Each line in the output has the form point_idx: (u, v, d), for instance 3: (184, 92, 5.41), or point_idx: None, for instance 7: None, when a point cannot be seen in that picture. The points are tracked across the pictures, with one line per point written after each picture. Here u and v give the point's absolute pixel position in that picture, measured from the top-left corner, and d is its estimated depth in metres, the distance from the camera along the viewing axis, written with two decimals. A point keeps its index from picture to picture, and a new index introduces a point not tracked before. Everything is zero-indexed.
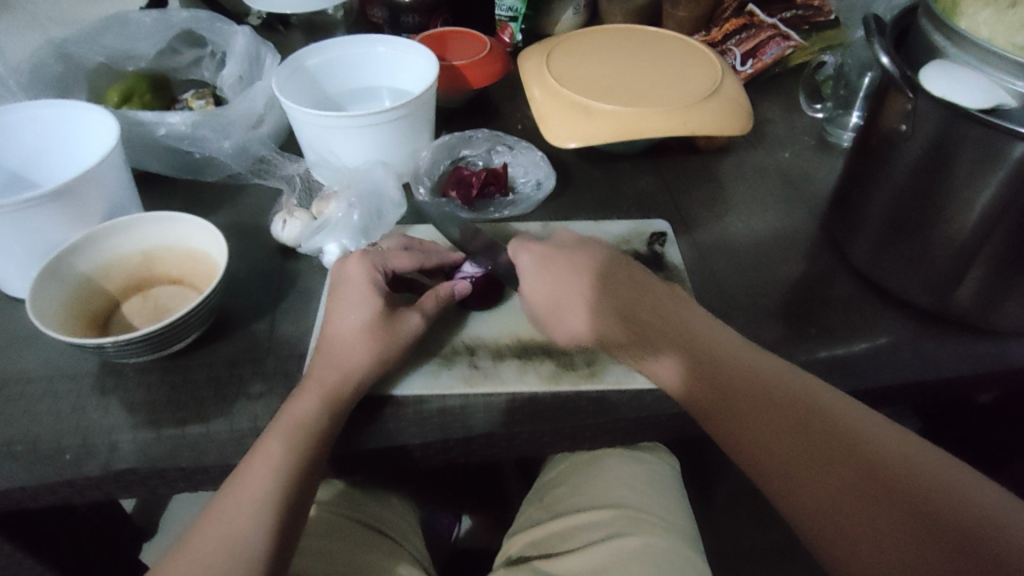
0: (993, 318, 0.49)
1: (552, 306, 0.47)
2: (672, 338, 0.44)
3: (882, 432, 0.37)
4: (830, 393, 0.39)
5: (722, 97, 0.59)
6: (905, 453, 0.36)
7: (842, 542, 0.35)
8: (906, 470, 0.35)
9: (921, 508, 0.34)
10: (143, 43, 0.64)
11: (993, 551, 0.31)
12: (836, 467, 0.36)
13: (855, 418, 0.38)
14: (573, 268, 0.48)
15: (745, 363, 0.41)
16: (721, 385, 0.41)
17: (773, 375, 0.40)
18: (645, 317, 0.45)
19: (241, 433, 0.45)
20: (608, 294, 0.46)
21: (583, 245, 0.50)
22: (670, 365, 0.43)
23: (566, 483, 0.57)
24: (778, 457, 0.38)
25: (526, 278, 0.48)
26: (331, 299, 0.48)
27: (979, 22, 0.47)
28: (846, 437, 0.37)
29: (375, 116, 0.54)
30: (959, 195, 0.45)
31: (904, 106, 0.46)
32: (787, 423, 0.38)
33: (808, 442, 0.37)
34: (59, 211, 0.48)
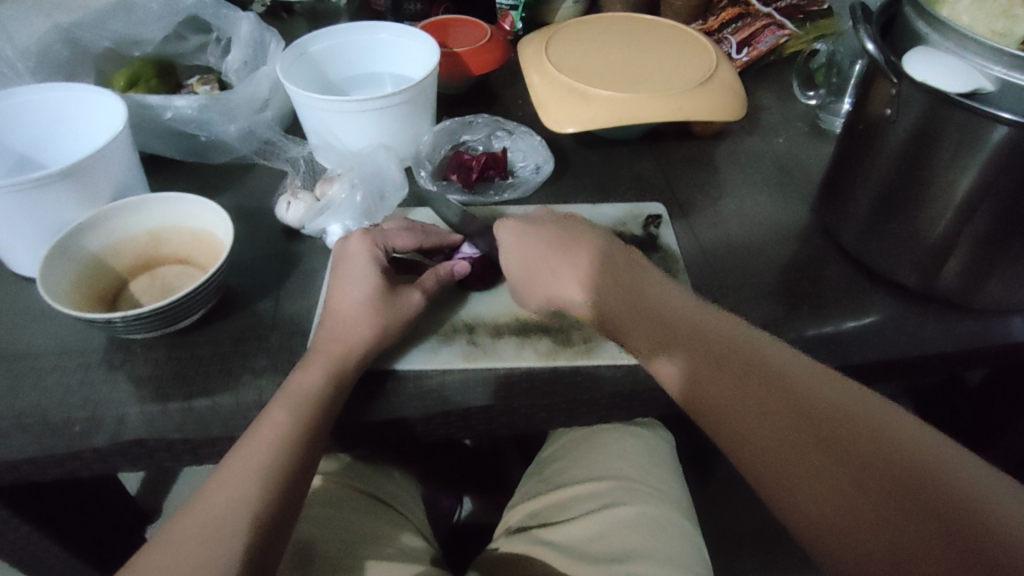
0: (976, 297, 0.51)
1: (524, 276, 0.49)
2: (668, 327, 0.41)
3: (862, 400, 0.35)
4: (816, 369, 0.37)
5: (716, 83, 0.60)
6: (889, 426, 0.33)
7: (821, 526, 0.32)
8: (887, 438, 0.33)
9: (905, 487, 0.31)
10: (149, 30, 0.64)
11: (979, 532, 0.29)
12: (812, 440, 0.34)
13: (840, 394, 0.35)
14: (547, 238, 0.49)
15: (732, 340, 0.39)
16: (720, 361, 0.38)
17: (758, 348, 0.38)
18: (634, 297, 0.44)
19: (247, 406, 0.46)
20: (574, 262, 0.47)
21: (572, 228, 0.50)
22: (671, 364, 0.40)
23: (563, 458, 0.58)
24: (756, 436, 0.36)
25: (505, 251, 0.50)
26: (334, 275, 0.49)
27: (960, 11, 0.48)
28: (821, 407, 0.35)
29: (378, 101, 0.55)
30: (944, 176, 0.46)
31: (889, 91, 0.48)
32: (765, 401, 0.36)
33: (789, 417, 0.35)
34: (67, 189, 0.49)
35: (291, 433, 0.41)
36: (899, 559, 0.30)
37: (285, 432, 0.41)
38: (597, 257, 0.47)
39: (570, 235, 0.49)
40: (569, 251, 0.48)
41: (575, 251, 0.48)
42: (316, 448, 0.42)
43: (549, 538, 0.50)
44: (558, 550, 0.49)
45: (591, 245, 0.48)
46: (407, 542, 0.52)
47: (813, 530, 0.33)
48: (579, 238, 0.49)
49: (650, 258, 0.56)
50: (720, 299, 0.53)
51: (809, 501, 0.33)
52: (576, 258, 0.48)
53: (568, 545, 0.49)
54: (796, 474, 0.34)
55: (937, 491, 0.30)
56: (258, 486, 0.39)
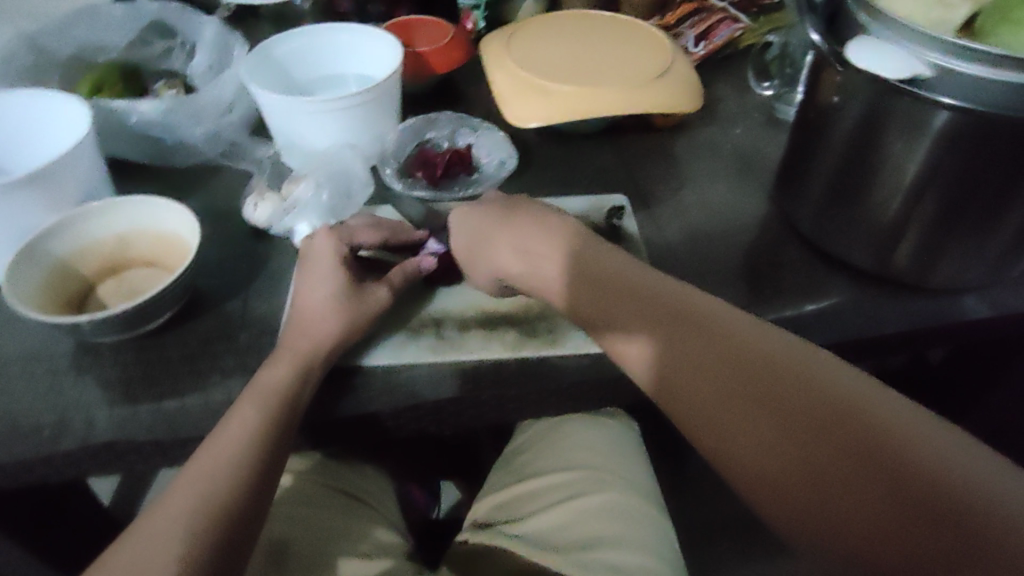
0: (929, 278, 0.52)
1: (470, 251, 0.51)
2: (637, 310, 0.42)
3: (827, 372, 0.35)
4: (782, 340, 0.37)
5: (673, 76, 0.62)
6: (848, 391, 0.34)
7: (784, 497, 0.33)
8: (849, 407, 0.33)
9: (862, 452, 0.31)
10: (111, 35, 0.66)
11: (935, 493, 0.29)
12: (777, 415, 0.34)
13: (802, 361, 0.36)
14: (494, 216, 0.51)
15: (701, 322, 0.39)
16: (692, 345, 0.39)
17: (725, 323, 0.39)
18: (600, 282, 0.44)
19: (216, 406, 0.46)
20: (507, 233, 0.49)
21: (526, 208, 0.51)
22: (640, 347, 0.41)
23: (529, 449, 0.59)
24: (725, 414, 0.36)
25: (455, 235, 0.52)
26: (300, 272, 0.50)
27: (898, 1, 0.48)
28: (786, 380, 0.35)
29: (341, 101, 0.56)
30: (894, 161, 0.48)
31: (835, 80, 0.49)
32: (733, 380, 0.36)
33: (752, 391, 0.36)
34: (32, 195, 0.50)
35: (260, 429, 0.42)
36: (865, 526, 0.30)
37: (253, 429, 0.42)
38: (560, 235, 0.48)
39: (524, 215, 0.50)
40: (518, 225, 0.49)
41: (523, 227, 0.49)
42: (285, 444, 0.43)
43: (516, 529, 0.51)
44: (527, 540, 0.49)
45: (544, 220, 0.49)
46: (381, 537, 0.53)
47: (781, 502, 0.33)
48: (528, 214, 0.50)
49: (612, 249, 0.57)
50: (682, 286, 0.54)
51: (777, 475, 0.33)
52: (511, 228, 0.49)
53: (537, 536, 0.49)
54: (764, 450, 0.34)
55: (898, 458, 0.31)
56: (229, 481, 0.39)
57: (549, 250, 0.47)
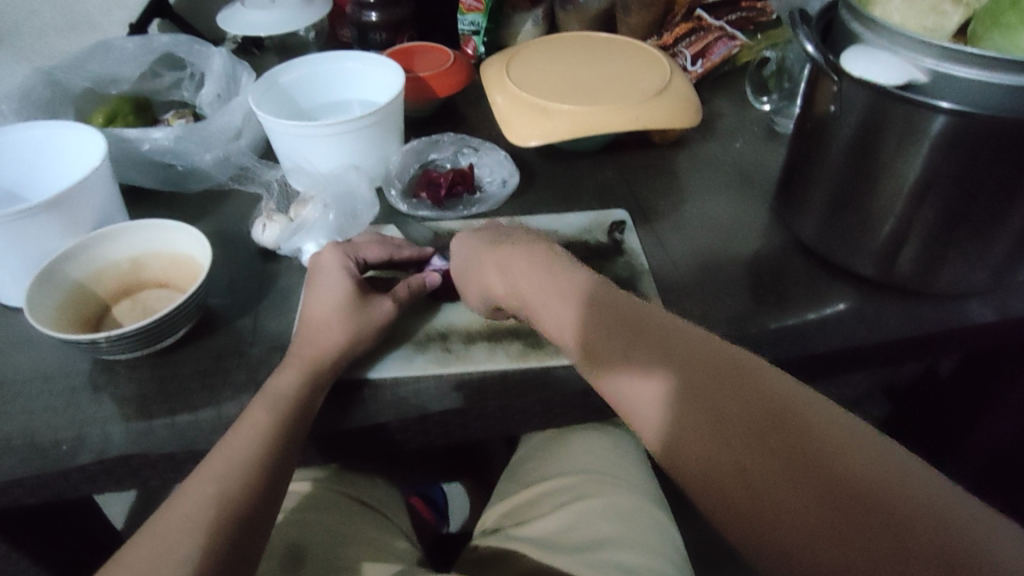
0: (932, 283, 0.53)
1: (464, 271, 0.52)
2: (648, 348, 0.38)
3: (796, 392, 0.33)
4: (756, 361, 0.35)
5: (670, 93, 0.63)
6: (816, 416, 0.32)
7: (742, 519, 0.31)
8: (801, 420, 0.32)
9: (824, 478, 0.30)
10: (125, 67, 0.68)
11: (896, 522, 0.28)
12: (738, 433, 0.33)
13: (774, 384, 0.34)
14: (481, 241, 0.51)
15: (707, 354, 0.36)
16: (705, 374, 0.35)
17: (699, 344, 0.37)
18: (620, 321, 0.40)
19: (229, 419, 0.47)
20: (491, 255, 0.49)
21: (516, 236, 0.49)
22: (644, 382, 0.37)
23: (532, 457, 0.60)
24: (691, 431, 0.34)
25: (453, 261, 0.54)
26: (309, 286, 0.52)
27: (892, 10, 0.50)
28: (759, 401, 0.33)
29: (346, 125, 0.58)
30: (893, 170, 0.49)
31: (832, 89, 0.50)
32: (697, 390, 0.35)
33: (719, 412, 0.34)
34: (52, 218, 0.51)
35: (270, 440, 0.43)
36: (817, 552, 0.29)
37: (263, 439, 0.43)
38: (560, 264, 0.45)
39: (516, 244, 0.48)
40: (506, 252, 0.48)
41: (515, 252, 0.47)
42: (293, 455, 0.44)
43: (523, 534, 0.51)
44: (533, 544, 0.50)
45: (531, 246, 0.48)
46: (399, 547, 0.53)
47: (721, 511, 0.32)
48: (521, 242, 0.48)
49: (615, 263, 0.58)
50: (683, 297, 0.55)
51: (719, 482, 0.32)
52: (495, 252, 0.49)
53: (543, 537, 0.50)
54: (716, 460, 0.33)
55: (857, 484, 0.29)
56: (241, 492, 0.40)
57: (526, 270, 0.46)
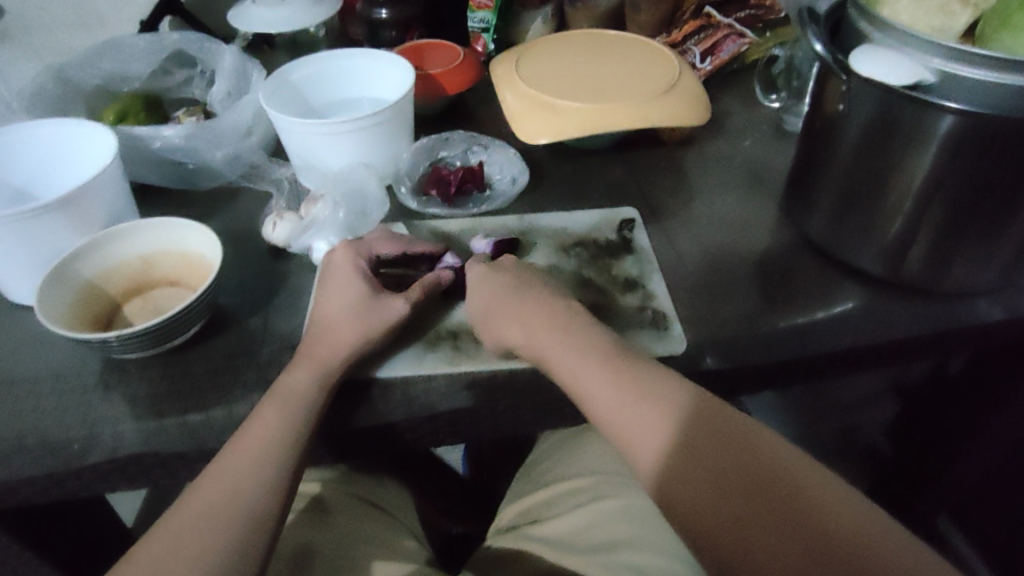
0: (941, 282, 0.52)
1: (482, 319, 0.51)
2: (647, 370, 0.43)
3: (773, 444, 0.39)
4: (738, 415, 0.41)
5: (679, 91, 0.63)
6: (795, 471, 0.37)
7: (733, 557, 0.36)
8: (779, 469, 0.38)
9: (807, 524, 0.35)
10: (136, 65, 0.68)
11: (866, 564, 0.33)
12: (729, 482, 0.38)
13: (757, 439, 0.39)
14: (508, 288, 0.51)
15: (698, 406, 0.41)
16: (699, 427, 0.40)
17: (693, 398, 0.41)
18: (624, 350, 0.46)
19: (240, 419, 0.47)
20: (519, 308, 0.49)
21: (547, 292, 0.51)
22: (649, 401, 0.41)
23: (549, 458, 0.61)
24: (688, 477, 0.38)
25: (470, 293, 0.52)
26: (322, 284, 0.52)
27: (901, 10, 0.49)
28: (748, 455, 0.38)
29: (356, 122, 0.58)
30: (902, 169, 0.48)
31: (841, 88, 0.50)
32: (696, 445, 0.39)
33: (713, 462, 0.38)
34: (62, 217, 0.51)
35: (280, 441, 0.43)
36: None
37: (274, 441, 0.43)
38: (575, 316, 0.48)
39: (547, 303, 0.49)
40: (540, 308, 0.49)
41: (544, 310, 0.49)
42: (304, 456, 0.44)
43: (537, 535, 0.52)
44: (545, 543, 0.50)
45: (561, 307, 0.49)
46: (404, 546, 0.54)
47: (714, 552, 0.37)
48: (549, 301, 0.50)
49: (624, 261, 0.58)
50: (692, 297, 0.55)
51: (711, 524, 0.37)
52: (527, 306, 0.49)
53: (556, 538, 0.51)
54: (713, 510, 0.37)
55: (831, 528, 0.35)
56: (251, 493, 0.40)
57: (555, 333, 0.47)
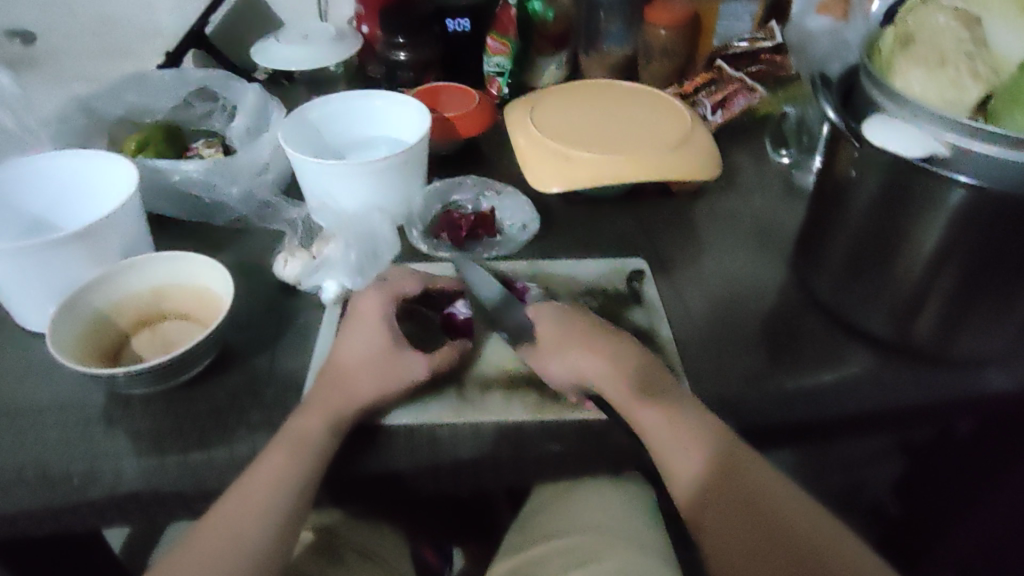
0: (950, 348, 0.52)
1: (551, 347, 0.52)
2: (680, 403, 0.48)
3: (784, 489, 0.45)
4: (760, 466, 0.46)
5: (692, 146, 0.64)
6: (811, 523, 0.44)
7: None
8: (796, 523, 0.44)
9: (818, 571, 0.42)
10: (160, 99, 0.70)
11: None
12: (755, 529, 0.44)
13: (777, 492, 0.45)
14: (578, 324, 0.53)
15: (727, 451, 0.46)
16: (726, 474, 0.46)
17: (722, 443, 0.47)
18: (652, 371, 0.50)
19: (241, 460, 0.48)
20: (591, 343, 0.51)
21: (602, 324, 0.54)
22: (683, 438, 0.46)
23: (543, 510, 0.60)
24: (718, 519, 0.44)
25: (539, 325, 0.53)
26: (343, 326, 0.53)
27: (913, 82, 0.50)
28: (769, 507, 0.44)
29: (373, 164, 0.59)
30: (911, 234, 0.49)
31: (852, 154, 0.50)
32: (724, 489, 0.45)
33: (740, 511, 0.44)
34: (79, 249, 0.52)
35: (283, 485, 0.44)
36: None
37: (276, 487, 0.44)
38: (629, 351, 0.51)
39: (604, 335, 0.52)
40: (602, 341, 0.52)
41: (608, 346, 0.51)
42: (303, 502, 0.44)
43: None
44: None
45: (618, 342, 0.52)
46: None
47: None
48: (609, 337, 0.52)
49: (634, 313, 0.58)
50: (700, 352, 0.55)
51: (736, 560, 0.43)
52: (595, 343, 0.51)
53: None
54: (741, 544, 0.43)
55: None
56: None
57: (605, 360, 0.50)
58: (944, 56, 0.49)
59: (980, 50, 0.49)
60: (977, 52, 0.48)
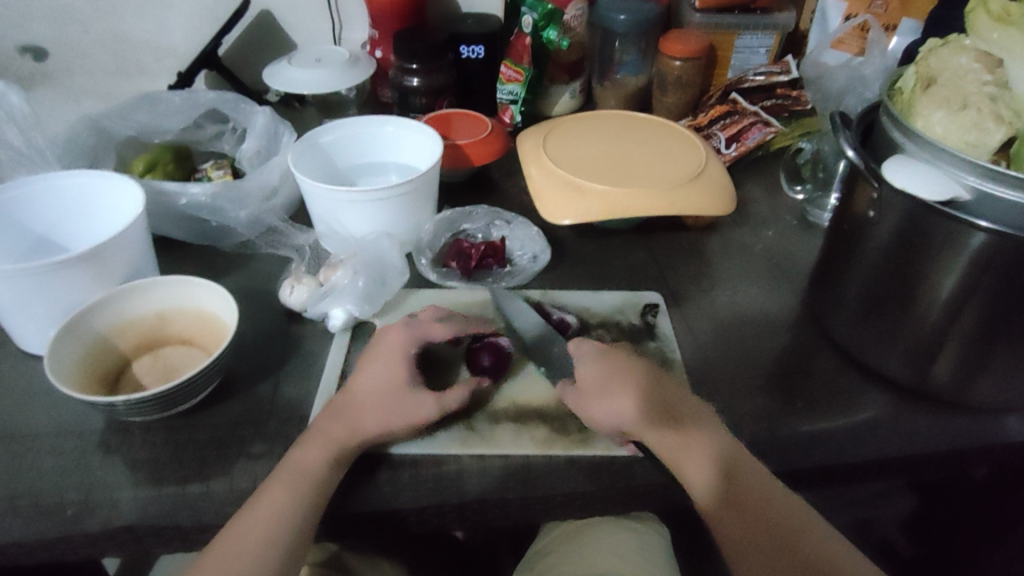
0: (968, 395, 0.51)
1: (586, 391, 0.50)
2: (691, 425, 0.47)
3: (801, 509, 0.45)
4: (779, 486, 0.45)
5: (707, 180, 0.63)
6: (828, 543, 0.43)
7: None
8: (811, 543, 0.43)
9: None
10: (169, 120, 0.69)
11: None
12: (775, 549, 0.43)
13: (794, 511, 0.44)
14: (617, 366, 0.50)
15: (745, 477, 0.45)
16: (740, 504, 0.44)
17: (736, 460, 0.46)
18: (664, 394, 0.49)
19: (241, 493, 0.46)
20: (635, 388, 0.49)
21: (639, 361, 0.51)
22: (697, 461, 0.45)
23: (556, 551, 0.59)
24: (736, 536, 0.43)
25: (579, 363, 0.51)
26: (363, 356, 0.52)
27: (934, 122, 0.49)
28: (786, 526, 0.44)
29: (385, 192, 0.58)
30: (930, 281, 0.47)
31: (871, 195, 0.49)
32: (739, 500, 0.44)
33: (757, 528, 0.43)
34: (82, 272, 0.51)
35: (280, 523, 0.42)
36: None
37: (277, 522, 0.42)
38: (663, 391, 0.49)
39: (638, 370, 0.50)
40: (640, 379, 0.49)
41: (644, 387, 0.49)
42: (304, 540, 0.43)
43: None
44: None
45: (652, 381, 0.50)
46: None
47: None
48: (646, 377, 0.50)
49: (647, 347, 0.57)
50: (714, 391, 0.54)
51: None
52: (638, 388, 0.49)
53: None
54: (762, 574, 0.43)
55: None
56: None
57: (626, 391, 0.49)
58: (966, 98, 0.48)
59: (1002, 92, 0.48)
60: (999, 94, 0.48)
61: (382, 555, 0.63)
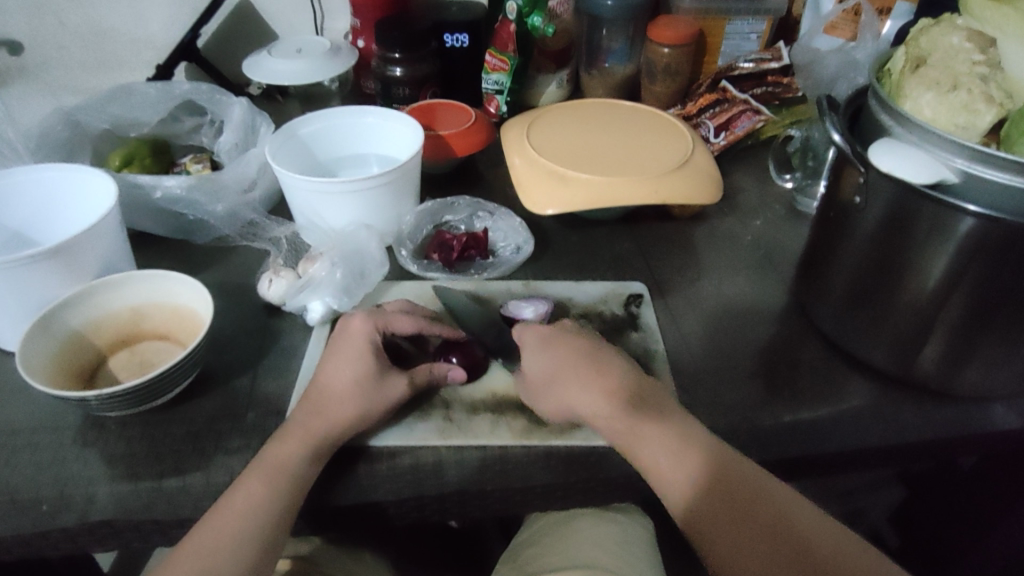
0: (955, 383, 0.49)
1: (545, 382, 0.48)
2: (666, 425, 0.44)
3: (800, 505, 0.42)
4: (773, 481, 0.42)
5: (692, 167, 0.62)
6: (832, 535, 0.40)
7: None
8: (800, 531, 0.40)
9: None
10: (144, 112, 0.68)
11: None
12: (771, 540, 0.40)
13: (784, 503, 0.41)
14: (575, 353, 0.48)
15: (731, 466, 0.43)
16: (729, 502, 0.41)
17: (720, 456, 0.43)
18: (643, 389, 0.47)
19: (217, 487, 0.46)
20: (595, 376, 0.47)
21: (599, 347, 0.49)
22: (676, 463, 0.43)
23: (537, 543, 0.59)
24: (725, 537, 0.40)
25: (526, 356, 0.50)
26: (330, 350, 0.50)
27: (924, 104, 0.47)
28: (773, 519, 0.41)
29: (360, 182, 0.57)
30: (917, 265, 0.46)
31: (858, 179, 0.48)
32: (724, 501, 0.42)
33: (748, 523, 0.41)
34: (55, 266, 0.50)
35: (257, 516, 0.41)
36: None
37: (252, 517, 0.41)
38: (630, 381, 0.47)
39: (601, 358, 0.48)
40: (601, 364, 0.47)
41: (603, 373, 0.47)
42: (280, 535, 0.42)
43: None
44: None
45: (619, 371, 0.47)
46: None
47: None
48: (609, 363, 0.48)
49: (628, 338, 0.56)
50: (698, 382, 0.53)
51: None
52: (598, 372, 0.47)
53: None
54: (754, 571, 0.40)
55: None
56: None
57: (590, 381, 0.47)
58: (957, 79, 0.46)
59: (993, 73, 0.47)
60: (990, 74, 0.46)
61: (361, 546, 0.62)
